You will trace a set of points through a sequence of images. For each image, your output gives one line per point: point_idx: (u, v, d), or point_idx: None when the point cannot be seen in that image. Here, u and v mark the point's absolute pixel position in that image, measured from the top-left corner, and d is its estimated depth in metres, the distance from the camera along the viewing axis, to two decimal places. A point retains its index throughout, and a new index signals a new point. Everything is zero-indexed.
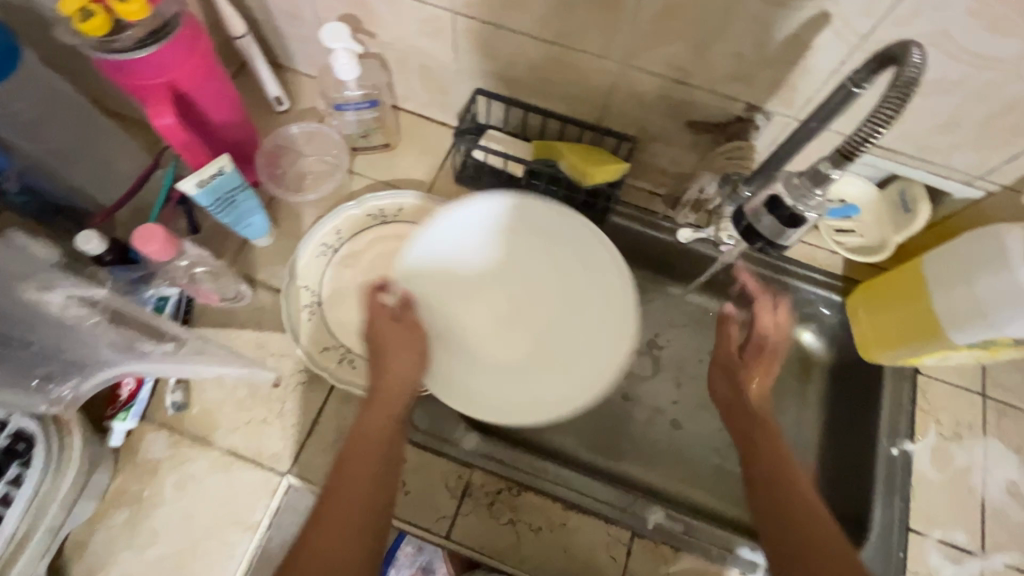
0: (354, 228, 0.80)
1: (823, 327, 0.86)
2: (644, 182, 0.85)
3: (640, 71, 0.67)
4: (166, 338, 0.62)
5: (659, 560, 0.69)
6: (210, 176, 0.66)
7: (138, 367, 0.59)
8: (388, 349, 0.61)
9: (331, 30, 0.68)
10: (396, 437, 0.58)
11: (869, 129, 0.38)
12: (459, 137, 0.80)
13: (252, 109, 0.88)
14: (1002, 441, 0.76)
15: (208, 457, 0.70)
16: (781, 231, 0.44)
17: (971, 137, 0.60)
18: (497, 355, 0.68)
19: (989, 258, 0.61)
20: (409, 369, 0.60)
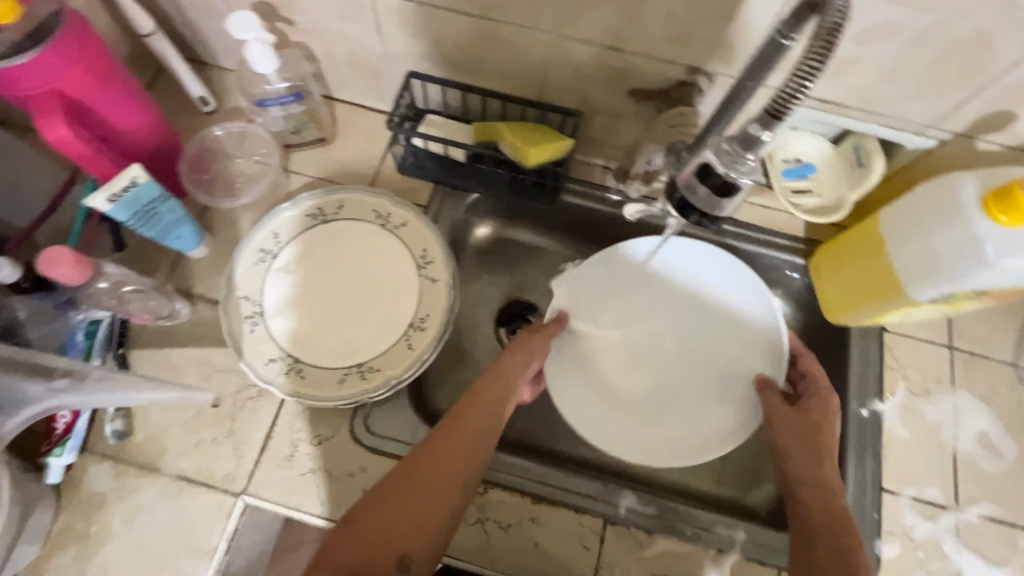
0: (294, 232, 0.76)
1: (789, 291, 0.84)
2: (595, 157, 0.82)
3: (573, 39, 0.63)
4: (57, 375, 0.56)
5: (634, 546, 0.67)
6: (121, 190, 0.61)
7: (53, 402, 0.56)
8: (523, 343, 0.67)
9: (237, 20, 0.62)
10: (499, 419, 0.60)
11: (796, 82, 0.35)
12: (390, 124, 0.75)
13: (176, 112, 0.83)
14: (971, 392, 0.75)
15: (156, 485, 0.67)
16: (716, 203, 0.41)
17: (917, 84, 0.58)
18: (629, 385, 0.77)
19: (945, 209, 0.59)
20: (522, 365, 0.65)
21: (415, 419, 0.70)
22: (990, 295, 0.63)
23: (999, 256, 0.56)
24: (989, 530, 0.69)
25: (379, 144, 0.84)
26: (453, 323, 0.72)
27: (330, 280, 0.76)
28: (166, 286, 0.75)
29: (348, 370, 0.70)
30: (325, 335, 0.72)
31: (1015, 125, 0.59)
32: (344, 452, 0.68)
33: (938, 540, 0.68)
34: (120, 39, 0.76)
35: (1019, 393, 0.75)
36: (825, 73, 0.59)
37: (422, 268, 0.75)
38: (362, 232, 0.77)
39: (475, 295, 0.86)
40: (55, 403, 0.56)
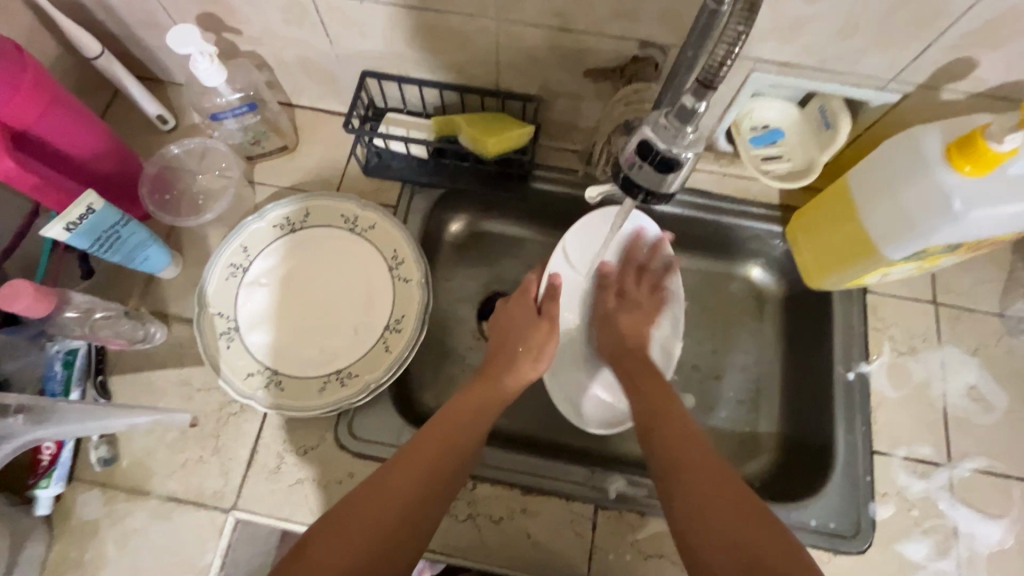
0: (263, 243, 0.75)
1: (770, 260, 0.83)
2: (561, 141, 0.81)
3: (519, 23, 0.62)
4: (12, 412, 0.57)
5: (626, 529, 0.66)
6: (79, 218, 0.60)
7: (39, 431, 0.57)
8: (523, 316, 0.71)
9: (177, 35, 0.61)
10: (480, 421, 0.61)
11: (724, 51, 0.35)
12: (348, 127, 0.72)
13: (136, 133, 0.82)
14: (959, 347, 0.74)
15: (146, 507, 0.67)
16: (660, 179, 0.41)
17: (873, 39, 0.56)
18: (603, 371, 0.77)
19: (909, 166, 0.58)
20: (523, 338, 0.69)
21: (399, 421, 0.70)
22: (965, 247, 0.61)
23: (967, 208, 0.55)
24: (984, 484, 0.68)
25: (343, 148, 0.83)
26: (428, 322, 0.71)
27: (303, 289, 0.75)
28: (141, 309, 0.75)
29: (328, 378, 0.70)
30: (302, 345, 0.72)
31: (978, 71, 0.57)
32: (331, 460, 0.68)
33: (933, 498, 0.68)
34: (70, 64, 0.76)
35: (1007, 343, 0.74)
36: (779, 35, 0.57)
37: (394, 268, 0.74)
38: (332, 238, 0.77)
39: (454, 290, 0.85)
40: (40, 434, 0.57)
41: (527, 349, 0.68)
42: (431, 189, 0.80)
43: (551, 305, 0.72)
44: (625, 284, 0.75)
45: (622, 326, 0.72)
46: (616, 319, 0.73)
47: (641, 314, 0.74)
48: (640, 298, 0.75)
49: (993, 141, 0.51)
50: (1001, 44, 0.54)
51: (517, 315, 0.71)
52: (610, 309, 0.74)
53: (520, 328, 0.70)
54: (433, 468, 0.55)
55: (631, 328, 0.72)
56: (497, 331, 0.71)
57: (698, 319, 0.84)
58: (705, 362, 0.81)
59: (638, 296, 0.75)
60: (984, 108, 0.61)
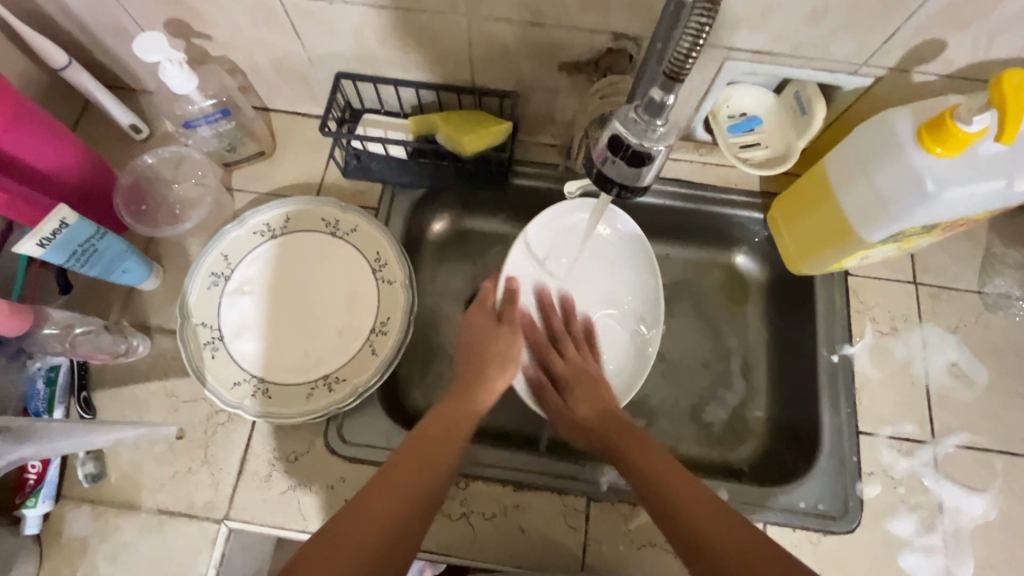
0: (244, 251, 0.75)
1: (753, 246, 0.83)
2: (540, 136, 0.81)
3: (491, 19, 0.62)
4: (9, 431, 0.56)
5: (619, 519, 0.67)
6: (53, 233, 0.59)
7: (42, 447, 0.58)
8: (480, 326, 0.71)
9: (144, 43, 0.60)
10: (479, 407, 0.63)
11: (689, 42, 0.35)
12: (324, 129, 0.71)
13: (109, 143, 0.81)
14: (939, 324, 0.75)
15: (137, 521, 0.67)
16: (634, 173, 0.41)
17: (842, 24, 0.56)
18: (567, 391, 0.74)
19: (882, 149, 0.58)
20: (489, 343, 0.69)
21: (390, 423, 0.70)
22: (940, 227, 0.62)
23: (939, 189, 0.55)
24: (967, 459, 0.70)
25: (321, 150, 0.82)
26: (413, 323, 0.71)
27: (287, 295, 0.75)
28: (122, 322, 0.74)
29: (314, 383, 0.70)
30: (287, 352, 0.72)
31: (946, 52, 0.58)
32: (321, 466, 0.68)
33: (918, 475, 0.69)
34: (37, 75, 0.74)
35: (986, 320, 0.75)
36: (749, 23, 0.57)
37: (377, 271, 0.74)
38: (315, 242, 0.76)
39: (439, 289, 0.84)
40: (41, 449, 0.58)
41: (490, 355, 0.68)
42: (412, 189, 0.80)
43: (510, 310, 0.72)
44: (560, 367, 0.71)
45: (581, 413, 0.67)
46: (573, 409, 0.67)
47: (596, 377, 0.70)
48: (586, 366, 0.72)
49: (962, 121, 0.51)
50: (967, 25, 0.54)
51: (484, 331, 0.70)
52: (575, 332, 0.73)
53: (487, 338, 0.70)
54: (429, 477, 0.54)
55: (594, 413, 0.66)
56: (464, 346, 0.70)
57: (685, 308, 0.84)
58: (692, 350, 0.82)
59: (591, 370, 0.71)
60: (953, 89, 0.62)
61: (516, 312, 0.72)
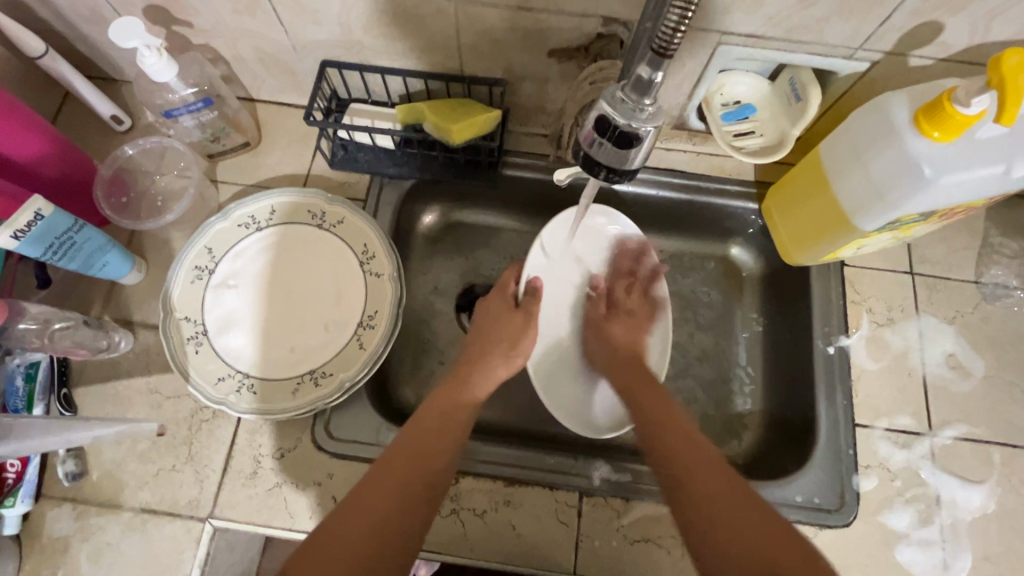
0: (229, 244, 0.73)
1: (748, 238, 0.82)
2: (530, 126, 0.79)
3: (477, 4, 0.60)
4: None
5: (612, 515, 0.66)
6: (27, 224, 0.57)
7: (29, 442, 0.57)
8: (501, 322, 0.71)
9: (120, 29, 0.58)
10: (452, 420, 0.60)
11: (676, 16, 0.33)
12: (309, 119, 0.69)
13: (90, 135, 0.79)
14: (935, 315, 0.74)
15: (119, 520, 0.65)
16: (622, 156, 0.39)
17: (836, 6, 0.55)
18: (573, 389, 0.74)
19: (876, 136, 0.57)
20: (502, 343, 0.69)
21: (378, 418, 0.69)
22: (938, 215, 0.61)
23: (938, 174, 0.54)
24: (965, 451, 0.69)
25: (306, 141, 0.80)
26: (402, 316, 0.70)
27: (276, 289, 0.73)
28: (104, 317, 0.72)
29: (301, 378, 0.68)
30: (271, 347, 0.70)
31: (943, 35, 0.57)
32: (308, 462, 0.67)
33: (915, 468, 0.68)
34: (13, 64, 0.72)
35: (983, 310, 0.74)
36: (742, 6, 0.56)
37: (365, 263, 0.73)
38: (301, 235, 0.74)
39: (429, 283, 0.83)
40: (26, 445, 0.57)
41: (501, 347, 0.69)
42: (401, 180, 0.78)
43: (532, 301, 0.72)
44: (619, 295, 0.76)
45: (618, 335, 0.72)
46: (614, 328, 0.72)
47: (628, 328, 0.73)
48: (638, 308, 0.75)
49: (961, 104, 0.50)
50: (964, 6, 0.53)
51: (500, 317, 0.71)
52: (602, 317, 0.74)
53: (496, 325, 0.71)
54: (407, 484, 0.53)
55: (626, 340, 0.71)
56: (475, 331, 0.71)
57: (680, 300, 0.83)
58: (684, 342, 0.81)
59: (630, 304, 0.75)
60: (950, 73, 0.61)
61: (535, 305, 0.72)
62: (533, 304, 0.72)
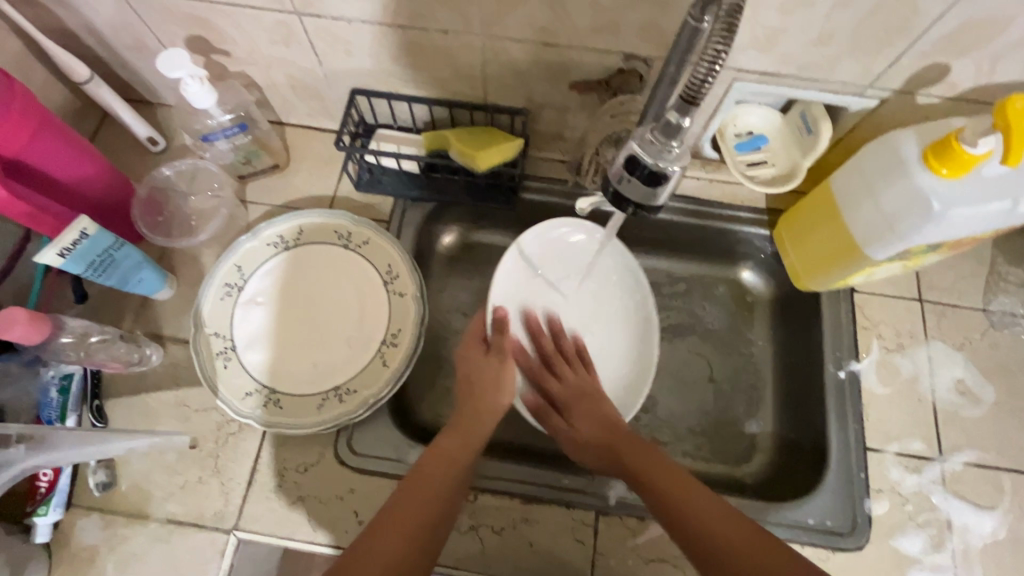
0: (257, 263, 0.76)
1: (759, 262, 0.84)
2: (549, 151, 0.82)
3: (504, 40, 0.63)
4: (13, 442, 0.57)
5: (627, 534, 0.67)
6: (73, 243, 0.60)
7: (51, 456, 0.58)
8: (474, 368, 0.71)
9: (167, 60, 0.62)
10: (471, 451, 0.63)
11: (705, 68, 0.36)
12: (339, 144, 0.72)
13: (126, 155, 0.83)
14: (944, 341, 0.76)
15: (146, 531, 0.67)
16: (650, 193, 0.42)
17: (847, 48, 0.58)
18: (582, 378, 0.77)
19: (887, 171, 0.59)
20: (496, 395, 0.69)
21: (398, 434, 0.70)
22: (946, 245, 0.63)
23: (946, 209, 0.56)
24: (975, 477, 0.70)
25: (333, 164, 0.83)
26: (425, 335, 0.72)
27: (299, 308, 0.75)
28: (135, 331, 0.75)
29: (326, 394, 0.70)
30: (295, 363, 0.72)
31: (950, 76, 0.59)
32: (330, 476, 0.69)
33: (926, 492, 0.69)
34: (57, 87, 0.76)
35: (991, 337, 0.76)
36: (757, 45, 0.59)
37: (388, 283, 0.75)
38: (326, 255, 0.77)
39: (447, 301, 0.85)
40: (50, 458, 0.58)
41: (488, 391, 0.69)
42: (423, 203, 0.81)
43: (501, 338, 0.71)
44: (559, 389, 0.72)
45: (585, 430, 0.67)
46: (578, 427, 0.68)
47: (593, 401, 0.70)
48: (588, 384, 0.72)
49: (968, 143, 0.52)
50: (970, 49, 0.56)
51: (477, 365, 0.71)
52: (556, 399, 0.71)
53: (476, 369, 0.71)
54: (428, 515, 0.56)
55: (598, 428, 0.67)
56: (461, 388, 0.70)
57: (694, 323, 0.85)
58: (697, 363, 0.82)
59: (582, 384, 0.71)
60: (956, 111, 0.64)
61: (505, 341, 0.71)
62: (504, 341, 0.71)
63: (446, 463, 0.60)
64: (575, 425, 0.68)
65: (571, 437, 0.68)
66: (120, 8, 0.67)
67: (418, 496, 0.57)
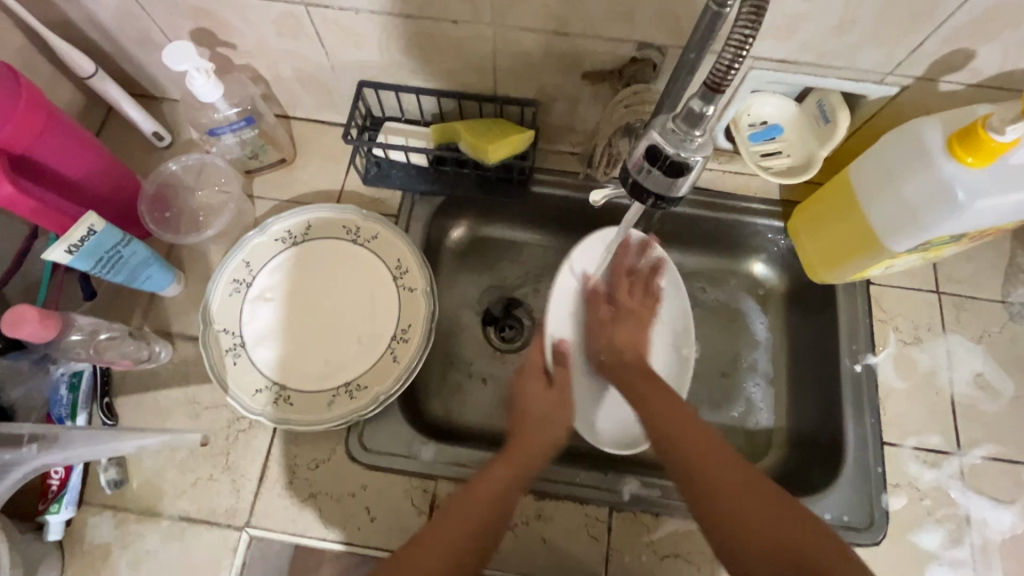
0: (266, 259, 0.75)
1: (772, 255, 0.83)
2: (559, 143, 0.81)
3: (515, 29, 0.62)
4: (26, 441, 0.57)
5: (641, 529, 0.66)
6: (81, 240, 0.60)
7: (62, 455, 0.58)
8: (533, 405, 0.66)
9: (173, 53, 0.61)
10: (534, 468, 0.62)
11: (731, 54, 0.35)
12: (346, 138, 0.72)
13: (132, 150, 0.82)
14: (963, 334, 0.74)
15: (159, 528, 0.66)
16: (670, 184, 0.41)
17: (868, 34, 0.56)
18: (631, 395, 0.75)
19: (910, 161, 0.58)
20: (559, 424, 0.65)
21: (410, 431, 0.70)
22: (969, 237, 0.62)
23: (971, 199, 0.55)
24: (994, 471, 0.69)
25: (340, 158, 0.82)
26: (435, 330, 0.71)
27: (307, 303, 0.75)
28: (144, 328, 0.74)
29: (336, 391, 0.70)
30: (305, 359, 0.72)
31: (974, 62, 0.58)
32: (342, 472, 0.68)
33: (944, 487, 0.68)
34: (62, 82, 0.75)
35: (1011, 329, 0.74)
36: (775, 32, 0.57)
37: (398, 278, 0.74)
38: (335, 250, 0.76)
39: (456, 296, 0.84)
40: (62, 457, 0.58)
41: (536, 422, 0.64)
42: (432, 197, 0.80)
43: (562, 372, 0.68)
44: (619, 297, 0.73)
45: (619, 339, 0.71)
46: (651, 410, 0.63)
47: (635, 323, 0.72)
48: (640, 309, 0.73)
49: (996, 131, 0.51)
50: (996, 34, 0.54)
51: (535, 396, 0.66)
52: (599, 321, 0.72)
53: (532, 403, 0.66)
54: (476, 529, 0.55)
55: (627, 342, 0.70)
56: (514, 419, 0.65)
57: (707, 317, 0.83)
58: (710, 357, 0.81)
59: (636, 308, 0.73)
60: (979, 98, 0.62)
61: (568, 375, 0.68)
62: (564, 373, 0.68)
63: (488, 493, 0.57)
64: (618, 336, 0.71)
65: (602, 352, 0.70)
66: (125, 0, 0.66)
67: (468, 508, 0.56)
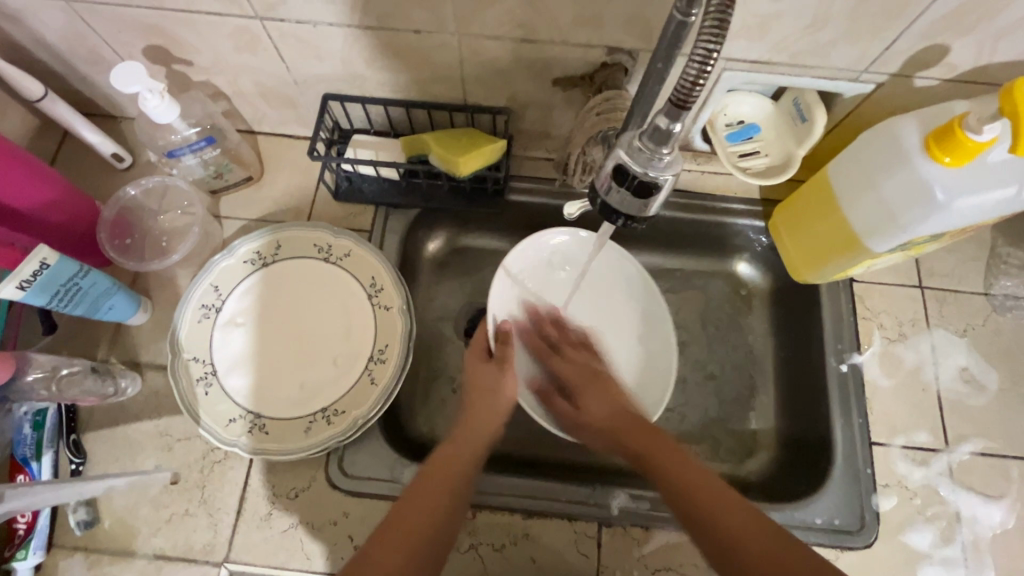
0: (234, 282, 0.72)
1: (755, 254, 0.82)
2: (533, 149, 0.79)
3: (480, 37, 0.60)
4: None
5: (632, 544, 0.65)
6: (32, 275, 0.57)
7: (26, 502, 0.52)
8: (479, 378, 0.65)
9: (120, 74, 0.58)
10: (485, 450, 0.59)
11: (695, 70, 0.33)
12: (313, 154, 0.69)
13: (91, 173, 0.79)
14: (947, 328, 0.74)
15: (134, 568, 0.64)
16: (640, 204, 0.39)
17: (841, 32, 0.55)
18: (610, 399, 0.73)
19: (888, 162, 0.57)
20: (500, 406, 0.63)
21: (391, 454, 0.68)
22: (950, 234, 0.61)
23: (949, 199, 0.54)
24: (982, 467, 0.68)
25: (309, 173, 0.80)
26: (413, 350, 0.69)
27: (280, 326, 0.72)
28: (111, 360, 0.71)
29: (313, 417, 0.68)
30: (281, 384, 0.69)
31: (949, 57, 0.57)
32: (323, 501, 0.66)
33: (934, 485, 0.68)
34: (11, 107, 0.72)
35: (994, 322, 0.74)
36: (747, 33, 0.56)
37: (373, 296, 0.72)
38: (307, 270, 0.74)
39: (436, 310, 0.82)
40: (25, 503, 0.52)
41: (488, 392, 0.64)
42: (406, 210, 0.78)
43: (504, 348, 0.66)
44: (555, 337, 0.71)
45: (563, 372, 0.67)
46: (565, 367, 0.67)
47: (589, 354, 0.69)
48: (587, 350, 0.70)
49: (973, 130, 0.50)
50: (970, 29, 0.53)
51: (481, 373, 0.65)
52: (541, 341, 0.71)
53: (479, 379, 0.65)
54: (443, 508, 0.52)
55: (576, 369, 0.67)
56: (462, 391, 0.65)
57: (692, 320, 0.82)
58: (697, 361, 0.80)
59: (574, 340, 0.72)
60: (955, 93, 0.61)
61: (508, 351, 0.66)
62: (508, 350, 0.66)
63: (452, 471, 0.55)
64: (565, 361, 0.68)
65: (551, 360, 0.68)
66: (71, 19, 0.63)
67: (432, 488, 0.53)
